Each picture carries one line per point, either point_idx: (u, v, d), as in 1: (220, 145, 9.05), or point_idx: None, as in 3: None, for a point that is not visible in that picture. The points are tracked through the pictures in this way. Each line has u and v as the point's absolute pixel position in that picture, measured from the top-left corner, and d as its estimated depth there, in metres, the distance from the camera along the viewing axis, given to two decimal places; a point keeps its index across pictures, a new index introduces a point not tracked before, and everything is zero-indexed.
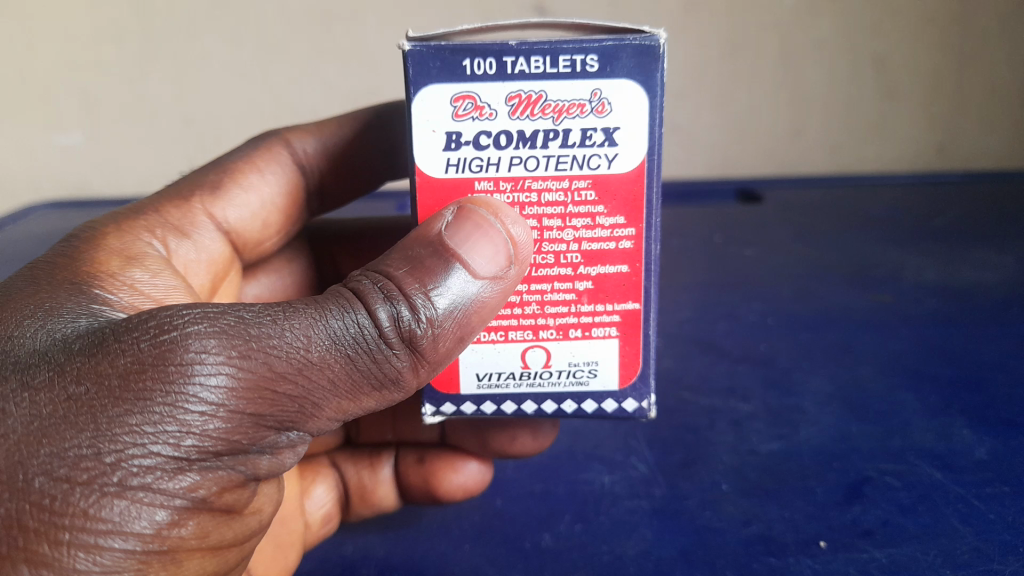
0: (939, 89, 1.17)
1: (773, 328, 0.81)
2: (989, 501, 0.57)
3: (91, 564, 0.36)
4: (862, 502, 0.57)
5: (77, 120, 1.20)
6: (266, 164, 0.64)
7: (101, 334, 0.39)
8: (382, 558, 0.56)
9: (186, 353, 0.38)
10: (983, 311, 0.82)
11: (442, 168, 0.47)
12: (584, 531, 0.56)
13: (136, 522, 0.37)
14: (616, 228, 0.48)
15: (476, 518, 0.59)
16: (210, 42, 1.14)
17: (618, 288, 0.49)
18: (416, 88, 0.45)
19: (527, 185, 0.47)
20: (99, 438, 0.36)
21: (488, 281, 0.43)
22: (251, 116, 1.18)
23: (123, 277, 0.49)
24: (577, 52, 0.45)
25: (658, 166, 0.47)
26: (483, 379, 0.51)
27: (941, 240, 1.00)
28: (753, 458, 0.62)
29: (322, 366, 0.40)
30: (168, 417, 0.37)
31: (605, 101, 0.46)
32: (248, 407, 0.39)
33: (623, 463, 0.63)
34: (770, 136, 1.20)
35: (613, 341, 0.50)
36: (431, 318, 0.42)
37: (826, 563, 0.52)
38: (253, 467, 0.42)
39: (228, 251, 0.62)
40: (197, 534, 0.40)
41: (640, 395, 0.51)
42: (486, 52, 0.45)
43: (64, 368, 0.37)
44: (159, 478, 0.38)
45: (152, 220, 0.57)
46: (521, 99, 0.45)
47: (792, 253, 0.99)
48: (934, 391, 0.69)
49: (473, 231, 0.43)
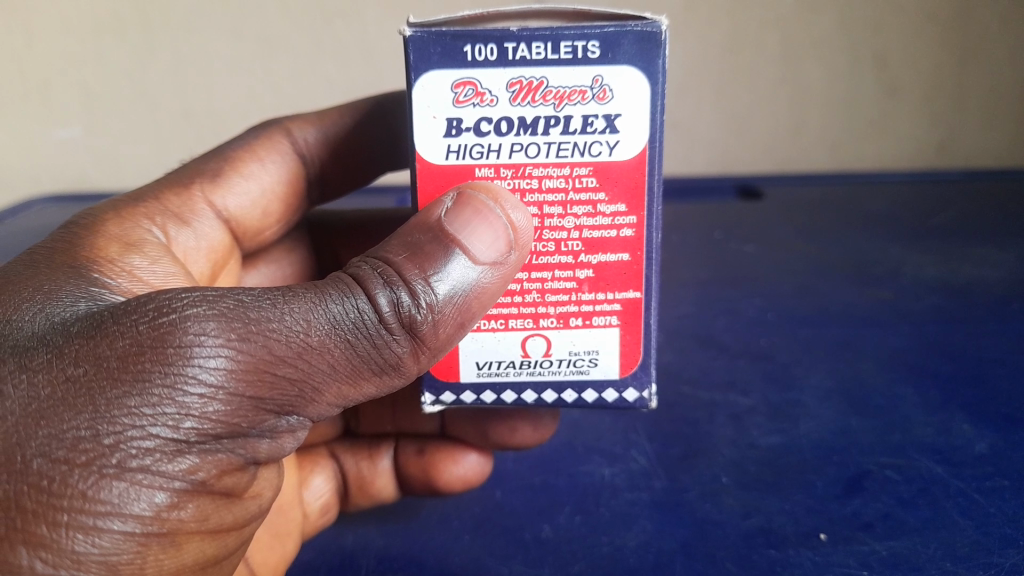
0: (938, 87, 1.17)
1: (773, 323, 0.81)
2: (990, 494, 0.56)
3: (90, 545, 0.36)
4: (863, 495, 0.57)
5: (78, 115, 1.21)
6: (267, 153, 0.64)
7: (99, 316, 0.39)
8: (381, 548, 0.56)
9: (185, 336, 0.38)
10: (983, 307, 0.82)
11: (442, 154, 0.47)
12: (584, 522, 0.56)
13: (135, 504, 0.37)
14: (617, 216, 0.48)
15: (476, 510, 0.59)
16: (209, 36, 1.14)
17: (618, 276, 0.49)
18: (417, 74, 0.45)
19: (528, 172, 0.47)
20: (98, 419, 0.36)
21: (489, 266, 0.43)
22: (252, 111, 1.18)
23: (122, 263, 0.49)
24: (578, 38, 0.45)
25: (659, 153, 0.47)
26: (482, 367, 0.51)
27: (940, 237, 1.00)
28: (753, 452, 0.62)
29: (322, 350, 0.40)
30: (166, 399, 0.37)
31: (606, 88, 0.46)
32: (248, 390, 0.39)
33: (623, 456, 0.63)
34: (770, 134, 1.20)
35: (613, 329, 0.50)
36: (431, 303, 0.42)
37: (826, 555, 0.52)
38: (252, 450, 0.41)
39: (227, 240, 0.62)
40: (197, 517, 0.40)
41: (641, 384, 0.51)
42: (488, 38, 0.45)
43: (62, 350, 0.37)
44: (158, 460, 0.37)
45: (152, 207, 0.57)
46: (522, 85, 0.45)
47: (792, 250, 0.99)
48: (934, 386, 0.69)
49: (473, 216, 0.43)
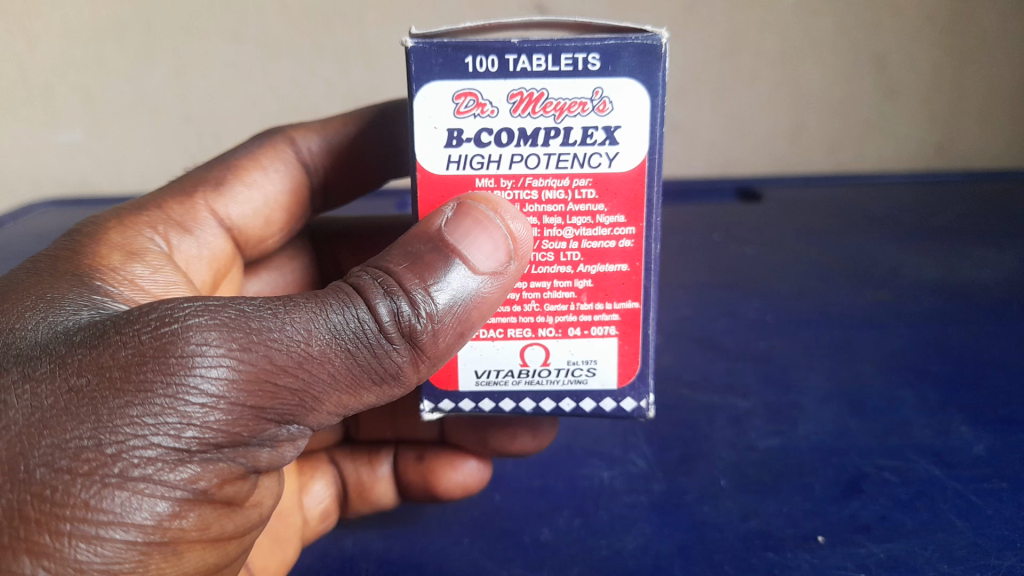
0: (938, 88, 1.17)
1: (773, 326, 0.82)
2: (987, 496, 0.57)
3: (92, 555, 0.36)
4: (861, 497, 0.57)
5: (78, 119, 1.21)
6: (270, 162, 0.64)
7: (102, 326, 0.39)
8: (382, 553, 0.56)
9: (187, 345, 0.38)
10: (982, 309, 0.83)
11: (443, 165, 0.47)
12: (583, 525, 0.57)
13: (137, 513, 0.37)
14: (616, 227, 0.48)
15: (476, 514, 0.60)
16: (210, 39, 1.14)
17: (617, 286, 0.49)
18: (418, 85, 0.46)
19: (528, 182, 0.47)
20: (100, 429, 0.36)
21: (488, 276, 0.43)
22: (252, 114, 1.18)
23: (123, 272, 0.50)
24: (579, 50, 0.45)
25: (658, 165, 0.47)
26: (481, 376, 0.51)
27: (939, 240, 1.00)
28: (752, 454, 0.62)
29: (322, 360, 0.40)
30: (168, 409, 0.37)
31: (606, 100, 0.46)
32: (249, 400, 0.39)
33: (622, 459, 0.63)
34: (769, 136, 1.20)
35: (612, 339, 0.50)
36: (431, 313, 0.42)
37: (824, 558, 0.52)
38: (253, 459, 0.42)
39: (230, 248, 0.62)
40: (198, 526, 0.40)
41: (639, 394, 0.52)
42: (489, 50, 0.45)
43: (65, 360, 0.38)
44: (160, 469, 0.38)
45: (155, 216, 0.58)
46: (523, 97, 0.45)
47: (791, 252, 0.99)
48: (933, 388, 0.70)
49: (473, 227, 0.43)
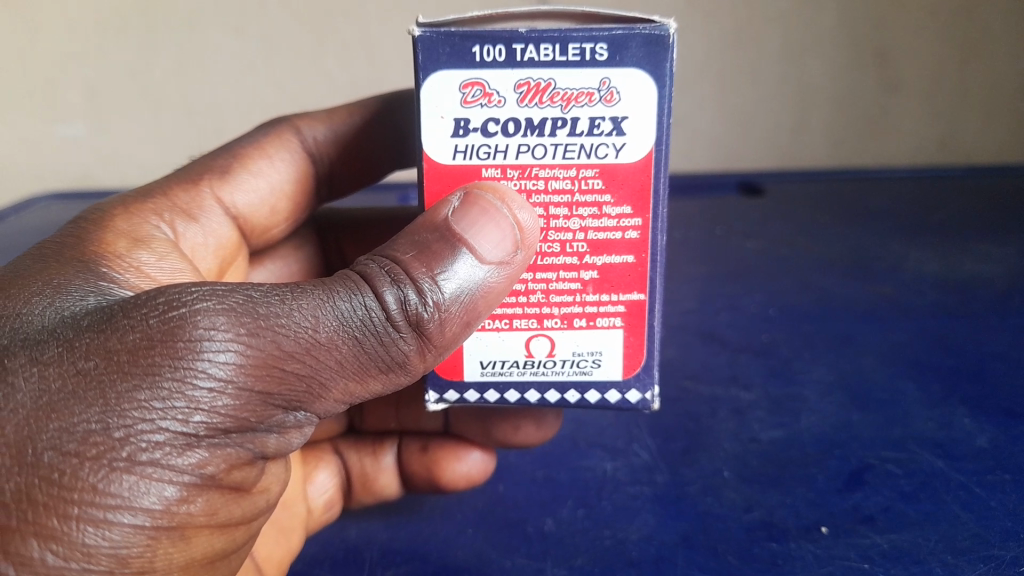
0: (940, 82, 1.17)
1: (775, 319, 0.81)
2: (990, 488, 0.57)
3: (100, 538, 0.36)
4: (864, 489, 0.57)
5: (79, 112, 1.21)
6: (276, 151, 0.64)
7: (109, 310, 0.39)
8: (385, 542, 0.56)
9: (195, 330, 0.38)
10: (984, 302, 0.83)
11: (450, 154, 0.47)
12: (586, 516, 0.57)
13: (145, 498, 0.37)
14: (623, 218, 0.48)
15: (479, 504, 0.60)
16: (211, 30, 1.14)
17: (623, 278, 0.49)
18: (425, 74, 0.45)
19: (535, 173, 0.47)
20: (108, 413, 0.36)
21: (496, 265, 0.43)
22: (253, 106, 1.18)
23: (129, 259, 0.50)
24: (586, 40, 0.45)
25: (665, 157, 0.47)
26: (486, 366, 0.51)
27: (941, 233, 1.00)
28: (754, 446, 0.62)
29: (330, 347, 0.40)
30: (176, 393, 0.37)
31: (613, 90, 0.46)
32: (256, 385, 0.39)
33: (625, 450, 0.63)
34: (771, 132, 1.20)
35: (617, 331, 0.50)
36: (438, 301, 0.42)
37: (827, 548, 0.52)
38: (260, 445, 0.42)
39: (235, 237, 0.62)
40: (205, 511, 0.40)
41: (644, 385, 0.52)
42: (496, 39, 0.45)
43: (72, 344, 0.38)
44: (168, 454, 0.38)
45: (160, 204, 0.58)
46: (530, 87, 0.45)
47: (793, 246, 0.99)
48: (935, 381, 0.70)
49: (480, 216, 0.43)
